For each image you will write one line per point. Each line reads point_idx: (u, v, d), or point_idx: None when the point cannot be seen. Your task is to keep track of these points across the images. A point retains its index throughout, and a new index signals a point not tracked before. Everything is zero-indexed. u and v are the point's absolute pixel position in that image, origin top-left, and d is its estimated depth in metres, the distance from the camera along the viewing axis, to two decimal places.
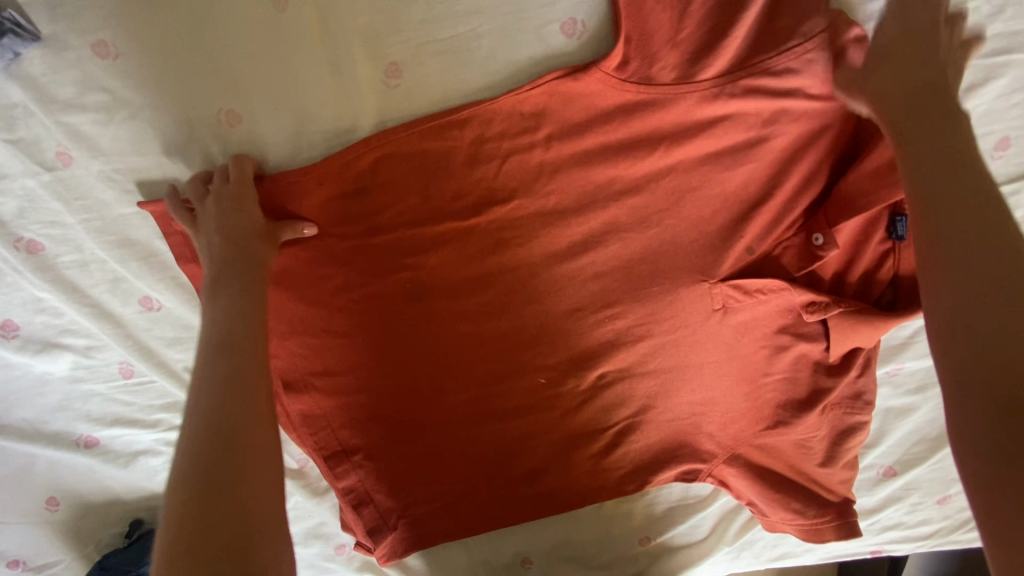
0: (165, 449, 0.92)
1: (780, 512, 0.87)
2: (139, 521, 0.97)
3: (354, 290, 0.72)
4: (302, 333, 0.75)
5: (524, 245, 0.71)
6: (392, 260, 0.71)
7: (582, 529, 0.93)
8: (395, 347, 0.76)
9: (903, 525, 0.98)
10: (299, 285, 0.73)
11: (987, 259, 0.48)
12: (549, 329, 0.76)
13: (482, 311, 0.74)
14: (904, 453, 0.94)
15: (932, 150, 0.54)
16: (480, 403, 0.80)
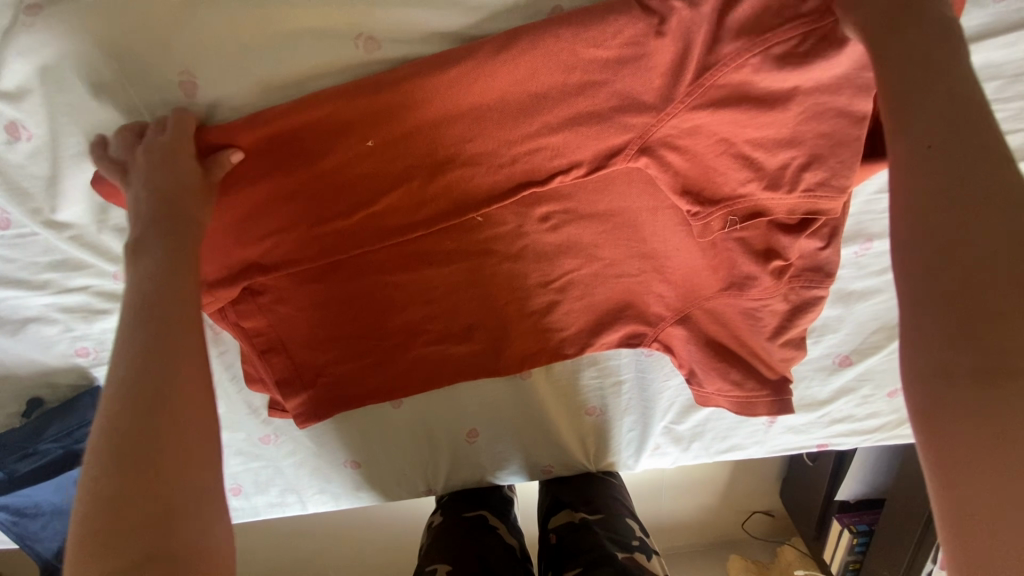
0: (62, 318, 0.71)
1: (717, 382, 0.79)
2: (38, 401, 0.75)
3: (241, 82, 0.59)
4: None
5: (459, 61, 0.56)
6: (283, 45, 0.57)
7: (533, 404, 0.84)
8: (297, 166, 0.62)
9: (852, 419, 0.89)
10: (176, 70, 0.58)
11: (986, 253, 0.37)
12: (487, 165, 0.64)
13: (402, 127, 0.60)
14: (861, 341, 0.82)
15: (949, 149, 0.41)
16: (409, 250, 0.70)
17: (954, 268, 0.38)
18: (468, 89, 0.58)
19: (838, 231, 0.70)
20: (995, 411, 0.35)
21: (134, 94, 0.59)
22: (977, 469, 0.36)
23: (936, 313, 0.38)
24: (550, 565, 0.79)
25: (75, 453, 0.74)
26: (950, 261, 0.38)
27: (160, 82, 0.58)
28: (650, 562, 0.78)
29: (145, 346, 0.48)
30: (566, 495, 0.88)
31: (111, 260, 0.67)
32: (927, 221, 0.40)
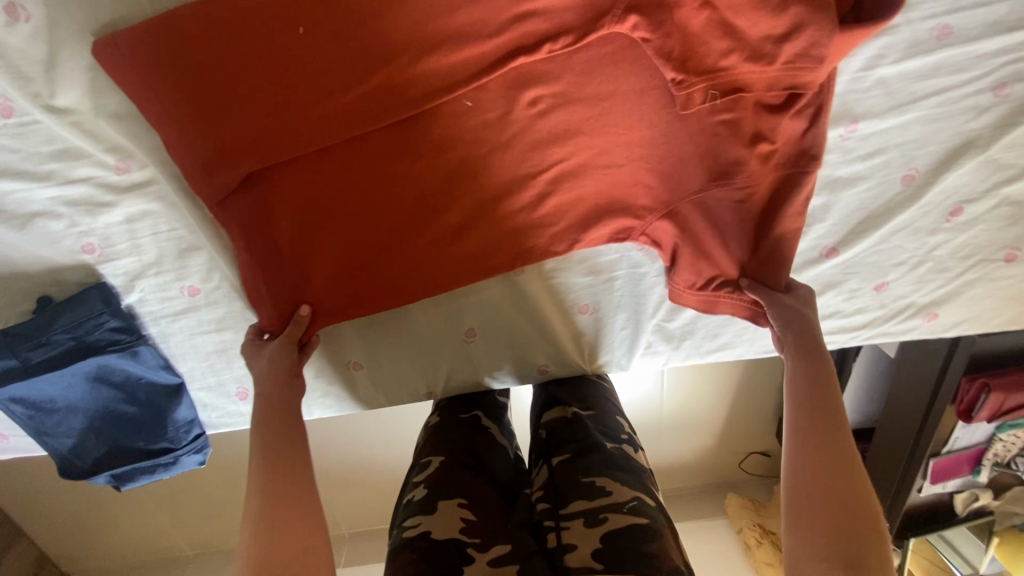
0: (66, 212, 0.73)
1: (686, 274, 0.82)
2: (47, 298, 0.77)
3: None
4: (182, 42, 0.62)
5: None
6: None
7: (526, 303, 0.86)
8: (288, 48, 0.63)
9: (840, 314, 0.92)
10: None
11: (835, 489, 0.59)
12: (471, 43, 0.65)
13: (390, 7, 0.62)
14: (848, 230, 0.83)
15: (817, 453, 0.62)
16: (401, 141, 0.72)
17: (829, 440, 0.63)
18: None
19: (824, 107, 0.70)
20: (846, 516, 0.57)
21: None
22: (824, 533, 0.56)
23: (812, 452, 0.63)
24: (541, 453, 0.84)
25: (85, 344, 0.77)
26: (824, 413, 0.64)
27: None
28: (637, 453, 0.84)
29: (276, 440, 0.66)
30: (561, 392, 0.92)
31: (109, 151, 0.69)
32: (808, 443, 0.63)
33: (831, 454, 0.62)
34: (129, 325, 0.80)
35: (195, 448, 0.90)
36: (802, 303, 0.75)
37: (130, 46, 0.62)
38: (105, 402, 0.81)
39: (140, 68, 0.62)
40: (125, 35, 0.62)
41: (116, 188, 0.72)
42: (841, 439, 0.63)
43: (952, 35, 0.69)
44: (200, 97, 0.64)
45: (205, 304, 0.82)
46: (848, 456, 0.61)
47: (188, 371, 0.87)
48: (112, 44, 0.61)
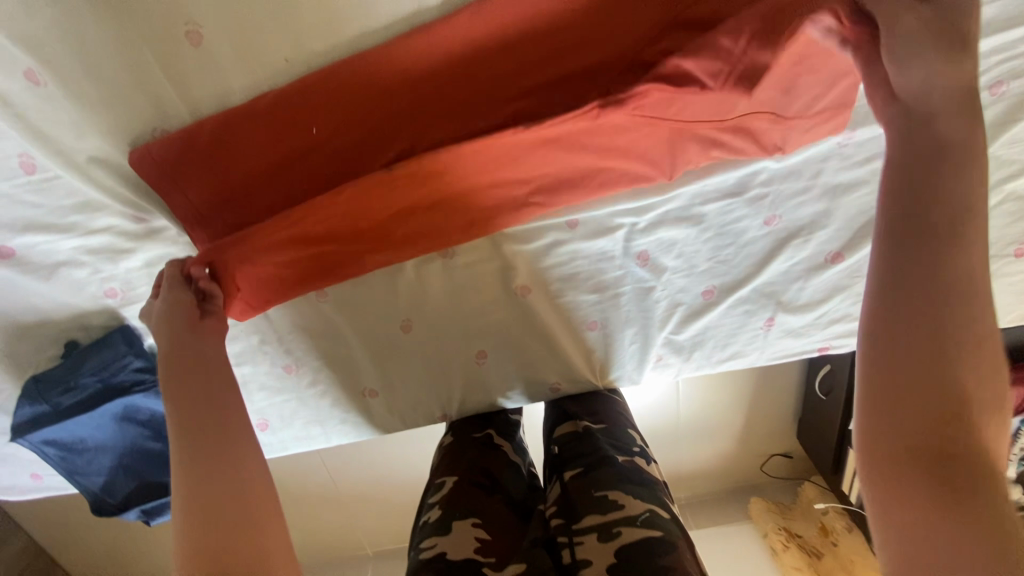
0: (90, 260, 0.76)
1: None
2: (75, 343, 0.81)
3: (240, 57, 0.65)
4: (204, 142, 0.68)
5: (433, 34, 0.64)
6: (278, 32, 0.64)
7: (534, 323, 0.88)
8: (300, 141, 0.70)
9: (850, 317, 0.91)
10: (183, 22, 0.63)
11: (929, 416, 0.47)
12: (466, 125, 0.69)
13: (390, 99, 0.68)
14: (852, 233, 0.83)
15: (911, 378, 0.48)
16: (409, 214, 0.74)
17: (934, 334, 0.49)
18: (445, 53, 0.65)
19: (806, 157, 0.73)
20: (948, 448, 0.46)
21: (143, 43, 0.63)
22: (920, 478, 0.46)
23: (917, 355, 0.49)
24: (554, 468, 0.85)
25: (111, 387, 0.80)
26: (934, 295, 0.49)
27: (168, 32, 0.63)
28: (649, 465, 0.85)
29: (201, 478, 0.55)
30: (573, 406, 0.93)
31: (127, 202, 0.72)
32: (897, 356, 0.49)
33: (947, 362, 0.48)
34: (153, 365, 0.82)
35: None
36: (926, 89, 0.53)
37: (157, 146, 0.68)
38: (132, 440, 0.85)
39: (168, 168, 0.69)
40: (153, 139, 0.68)
41: (136, 235, 0.74)
42: (942, 329, 0.48)
43: None
44: (231, 186, 0.72)
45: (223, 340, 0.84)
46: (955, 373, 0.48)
47: None
48: (143, 151, 0.68)
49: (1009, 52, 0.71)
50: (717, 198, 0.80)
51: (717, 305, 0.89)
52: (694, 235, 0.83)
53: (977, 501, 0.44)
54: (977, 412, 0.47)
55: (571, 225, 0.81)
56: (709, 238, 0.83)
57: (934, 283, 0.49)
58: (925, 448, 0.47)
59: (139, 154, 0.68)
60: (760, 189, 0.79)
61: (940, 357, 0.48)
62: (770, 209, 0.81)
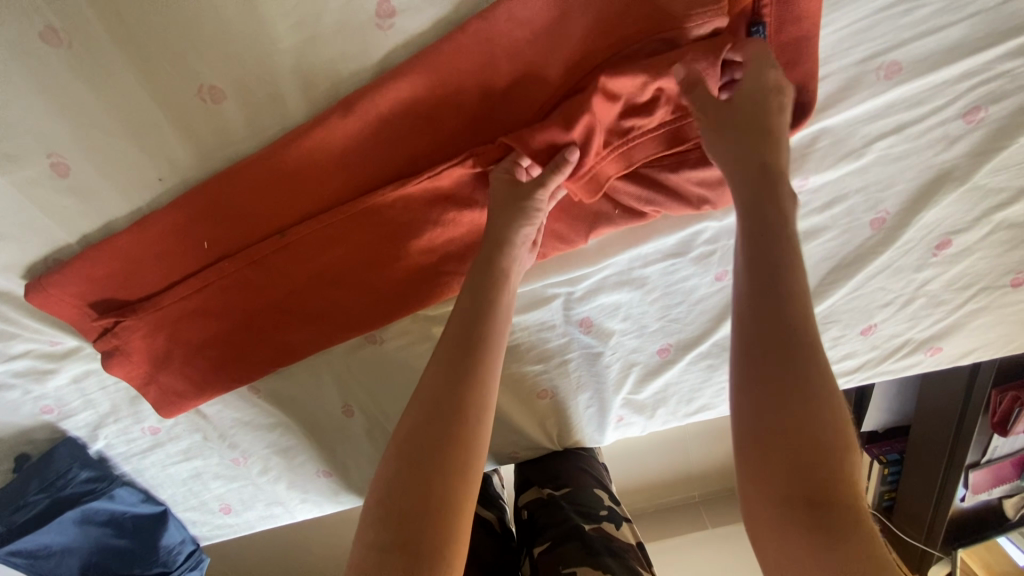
0: (17, 382, 0.75)
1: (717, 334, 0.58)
2: (24, 456, 0.81)
3: (119, 184, 0.61)
4: (100, 272, 0.66)
5: (308, 142, 0.59)
6: (150, 154, 0.60)
7: None
8: (199, 258, 0.67)
9: (827, 363, 0.84)
10: (44, 155, 0.59)
11: (770, 328, 0.46)
12: (364, 220, 0.65)
13: (279, 205, 0.64)
14: (819, 280, 0.75)
15: (765, 285, 0.47)
16: (326, 307, 0.70)
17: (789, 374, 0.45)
18: (329, 156, 0.61)
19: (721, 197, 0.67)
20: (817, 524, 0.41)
21: (7, 181, 0.59)
22: (770, 436, 0.44)
23: (774, 407, 0.45)
24: (524, 542, 0.84)
25: (62, 499, 0.81)
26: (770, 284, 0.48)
27: (33, 168, 0.59)
28: (619, 529, 0.82)
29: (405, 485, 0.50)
30: (535, 474, 0.92)
31: (35, 328, 0.70)
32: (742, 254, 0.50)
33: (783, 323, 0.46)
34: (101, 473, 0.83)
35: (190, 565, 0.96)
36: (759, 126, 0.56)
37: (52, 281, 0.65)
38: (95, 540, 0.85)
39: (71, 302, 0.67)
40: (46, 273, 0.65)
41: (55, 356, 0.73)
42: (788, 297, 0.47)
43: (903, 71, 0.61)
44: (137, 310, 0.69)
45: (168, 439, 0.83)
46: (801, 319, 0.46)
47: (170, 497, 0.90)
48: (37, 285, 0.65)
49: (980, 76, 0.62)
50: (659, 259, 0.72)
51: (676, 362, 0.82)
52: (639, 297, 0.75)
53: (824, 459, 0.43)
54: (837, 416, 0.44)
55: None
56: (656, 298, 0.76)
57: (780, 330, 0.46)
58: (780, 416, 0.44)
59: (33, 288, 0.65)
60: (706, 248, 0.71)
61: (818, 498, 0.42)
62: (721, 264, 0.73)
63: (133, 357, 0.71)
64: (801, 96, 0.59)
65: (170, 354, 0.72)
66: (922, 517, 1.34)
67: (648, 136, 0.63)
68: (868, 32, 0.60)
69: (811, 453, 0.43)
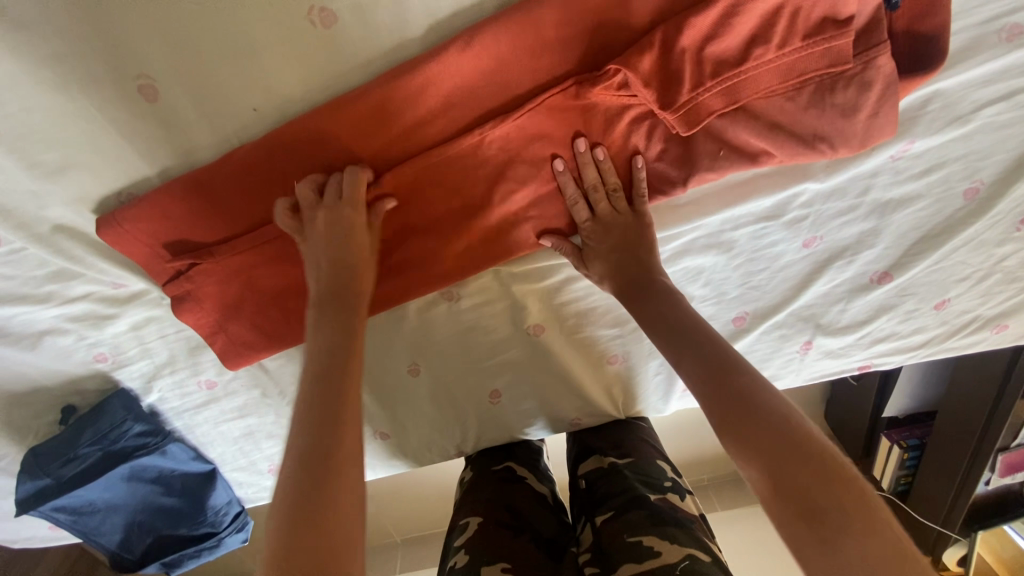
0: (74, 327, 0.71)
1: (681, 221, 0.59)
2: (72, 407, 0.77)
3: (208, 114, 0.58)
4: (176, 209, 0.62)
5: (416, 77, 0.56)
6: (247, 82, 0.56)
7: (551, 361, 0.81)
8: (280, 197, 0.63)
9: (896, 336, 0.84)
10: (133, 77, 0.55)
11: (741, 416, 0.50)
12: (458, 161, 0.62)
13: (372, 143, 0.60)
14: (904, 251, 0.75)
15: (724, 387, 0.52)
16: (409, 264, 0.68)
17: (763, 431, 0.49)
18: (435, 94, 0.58)
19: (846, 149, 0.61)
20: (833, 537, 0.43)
21: (92, 103, 0.55)
22: (784, 487, 0.46)
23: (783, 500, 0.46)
24: (584, 510, 0.84)
25: (113, 453, 0.76)
26: (731, 392, 0.52)
27: (119, 91, 0.55)
28: (684, 501, 0.81)
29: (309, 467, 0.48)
30: (595, 441, 0.92)
31: (99, 269, 0.66)
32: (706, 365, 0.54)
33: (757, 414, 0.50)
34: (154, 427, 0.78)
35: (236, 527, 0.93)
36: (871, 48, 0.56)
37: (126, 215, 0.61)
38: (143, 498, 0.82)
39: (144, 240, 0.63)
40: (120, 206, 0.61)
41: (117, 300, 0.69)
42: (744, 379, 0.52)
43: (1023, 34, 0.61)
44: (212, 253, 0.65)
45: (224, 395, 0.80)
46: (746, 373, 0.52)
47: (218, 457, 0.86)
48: (111, 219, 0.61)
49: None
50: (751, 222, 0.71)
51: (750, 331, 0.81)
52: (724, 261, 0.74)
53: (813, 477, 0.46)
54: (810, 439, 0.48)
55: None
56: (740, 263, 0.75)
57: (731, 388, 0.52)
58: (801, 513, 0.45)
59: (105, 222, 0.61)
60: (799, 212, 0.70)
61: (809, 511, 0.45)
62: (810, 231, 0.72)
63: (203, 304, 0.67)
64: (933, 44, 0.58)
65: (241, 303, 0.68)
66: (942, 500, 1.37)
67: (764, 67, 0.57)
68: None
69: (791, 464, 0.47)
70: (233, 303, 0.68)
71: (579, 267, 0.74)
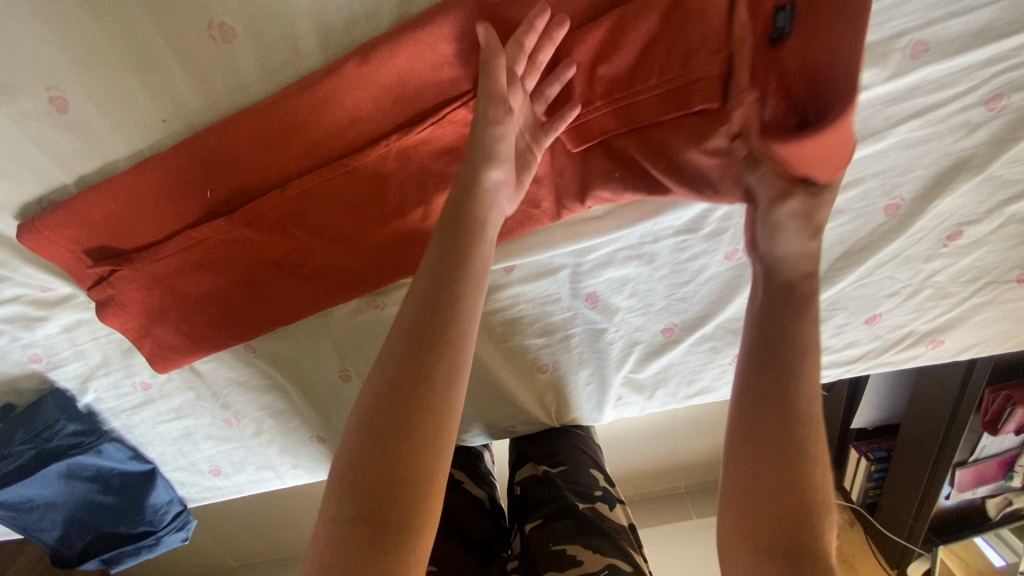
0: (6, 328, 0.73)
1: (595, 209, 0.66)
2: (10, 406, 0.79)
3: (121, 125, 0.59)
4: (95, 216, 0.63)
5: (317, 92, 0.58)
6: (155, 94, 0.58)
7: (480, 367, 0.82)
8: (196, 206, 0.64)
9: (829, 350, 0.84)
10: (43, 88, 0.56)
11: (757, 426, 0.55)
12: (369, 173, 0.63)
13: (280, 155, 0.62)
14: (828, 265, 0.75)
15: (784, 399, 0.55)
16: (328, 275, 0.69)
17: (769, 458, 0.54)
18: (339, 109, 0.59)
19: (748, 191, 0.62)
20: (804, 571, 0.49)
21: (3, 113, 0.57)
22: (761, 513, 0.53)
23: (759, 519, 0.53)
24: (516, 517, 0.86)
25: (46, 452, 0.78)
26: (785, 402, 0.55)
27: (30, 101, 0.57)
28: (613, 511, 0.82)
29: (363, 450, 0.45)
30: (532, 450, 0.92)
31: (23, 272, 0.68)
32: (761, 373, 0.57)
33: (776, 430, 0.55)
34: (89, 427, 0.80)
35: (177, 526, 0.94)
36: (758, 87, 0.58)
37: (45, 223, 0.63)
38: (81, 496, 0.83)
39: (65, 246, 0.65)
40: (41, 213, 0.63)
41: (46, 304, 0.71)
42: (798, 384, 0.56)
43: (929, 51, 0.60)
44: (133, 260, 0.67)
45: (160, 396, 0.82)
46: (799, 381, 0.56)
47: (159, 456, 0.88)
48: (30, 226, 0.63)
49: (1007, 61, 0.61)
50: (671, 235, 0.71)
51: (679, 342, 0.81)
52: (647, 273, 0.75)
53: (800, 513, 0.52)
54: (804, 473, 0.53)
55: (507, 270, 0.74)
56: (664, 275, 0.75)
57: (777, 398, 0.55)
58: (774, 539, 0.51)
59: (25, 228, 0.63)
60: (718, 225, 0.70)
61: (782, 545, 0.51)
62: (731, 243, 0.72)
63: (128, 308, 0.69)
64: (846, 80, 0.50)
65: (165, 308, 0.70)
66: (906, 512, 1.36)
67: (648, 96, 0.60)
68: (896, 8, 0.59)
69: (781, 487, 0.53)
70: (157, 308, 0.70)
71: (501, 276, 0.74)
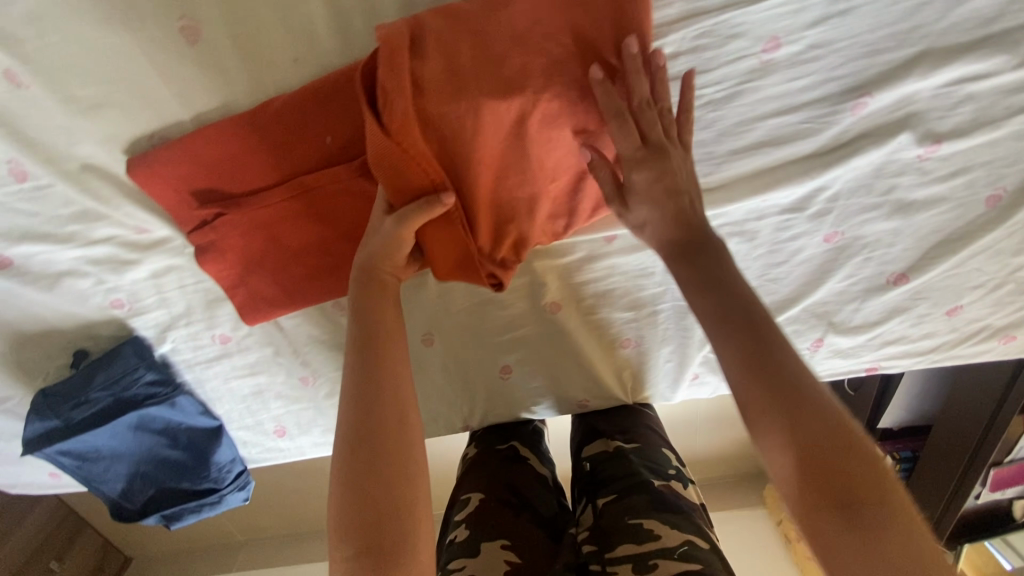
0: (93, 270, 0.70)
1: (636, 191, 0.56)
2: (84, 352, 0.77)
3: (249, 60, 0.58)
4: (209, 154, 0.61)
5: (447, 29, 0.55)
6: (290, 30, 0.56)
7: (562, 340, 0.82)
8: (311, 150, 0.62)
9: (905, 340, 0.85)
10: (176, 16, 0.55)
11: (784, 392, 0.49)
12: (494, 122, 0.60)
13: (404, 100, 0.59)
14: (921, 253, 0.75)
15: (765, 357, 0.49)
16: (445, 251, 0.65)
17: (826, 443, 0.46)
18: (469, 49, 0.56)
19: None
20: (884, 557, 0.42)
21: (130, 41, 0.55)
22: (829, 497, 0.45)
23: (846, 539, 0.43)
24: (585, 491, 0.85)
25: (123, 400, 0.77)
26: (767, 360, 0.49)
27: (161, 29, 0.55)
28: (686, 489, 0.82)
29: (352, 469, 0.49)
30: (603, 425, 0.92)
31: (121, 212, 0.66)
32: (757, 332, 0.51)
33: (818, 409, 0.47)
34: (165, 377, 0.79)
35: (237, 486, 0.93)
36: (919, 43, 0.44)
37: (157, 159, 0.61)
38: (148, 449, 0.82)
39: (174, 183, 0.63)
40: (153, 148, 0.61)
41: (139, 247, 0.69)
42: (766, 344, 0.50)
43: None
44: (240, 204, 0.65)
45: (237, 350, 0.80)
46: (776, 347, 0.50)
47: (225, 414, 0.86)
48: (141, 161, 0.61)
49: None
50: (776, 213, 0.71)
51: None
52: (745, 251, 0.75)
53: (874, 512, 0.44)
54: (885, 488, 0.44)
55: (607, 240, 0.74)
56: (761, 254, 0.75)
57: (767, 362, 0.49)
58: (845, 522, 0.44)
59: (135, 164, 0.61)
60: (824, 205, 0.71)
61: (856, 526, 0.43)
62: (833, 225, 0.72)
63: (227, 255, 0.67)
64: None
65: (264, 257, 0.68)
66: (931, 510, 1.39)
67: None
68: None
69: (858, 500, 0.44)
70: (256, 257, 0.68)
71: (600, 245, 0.75)
